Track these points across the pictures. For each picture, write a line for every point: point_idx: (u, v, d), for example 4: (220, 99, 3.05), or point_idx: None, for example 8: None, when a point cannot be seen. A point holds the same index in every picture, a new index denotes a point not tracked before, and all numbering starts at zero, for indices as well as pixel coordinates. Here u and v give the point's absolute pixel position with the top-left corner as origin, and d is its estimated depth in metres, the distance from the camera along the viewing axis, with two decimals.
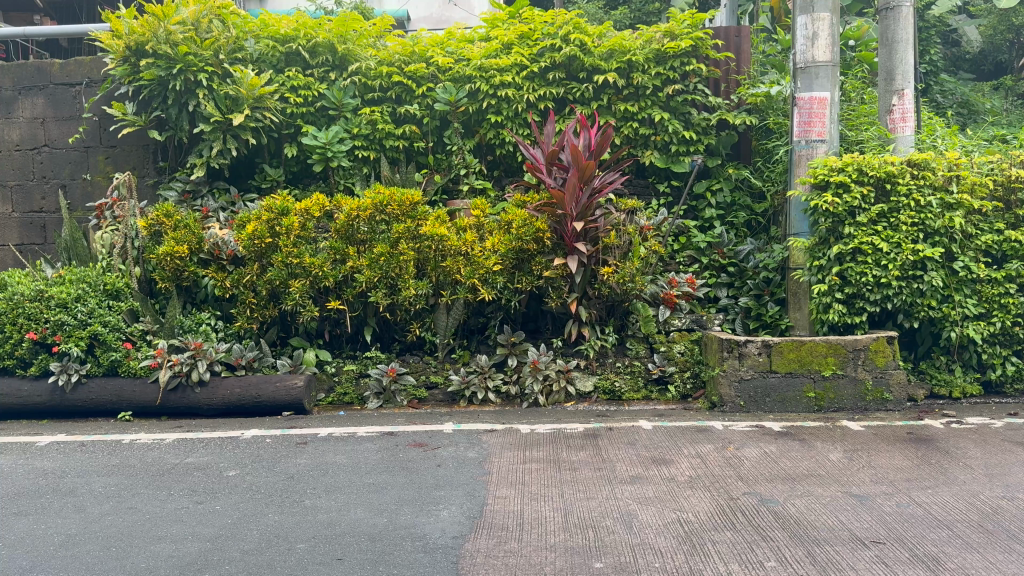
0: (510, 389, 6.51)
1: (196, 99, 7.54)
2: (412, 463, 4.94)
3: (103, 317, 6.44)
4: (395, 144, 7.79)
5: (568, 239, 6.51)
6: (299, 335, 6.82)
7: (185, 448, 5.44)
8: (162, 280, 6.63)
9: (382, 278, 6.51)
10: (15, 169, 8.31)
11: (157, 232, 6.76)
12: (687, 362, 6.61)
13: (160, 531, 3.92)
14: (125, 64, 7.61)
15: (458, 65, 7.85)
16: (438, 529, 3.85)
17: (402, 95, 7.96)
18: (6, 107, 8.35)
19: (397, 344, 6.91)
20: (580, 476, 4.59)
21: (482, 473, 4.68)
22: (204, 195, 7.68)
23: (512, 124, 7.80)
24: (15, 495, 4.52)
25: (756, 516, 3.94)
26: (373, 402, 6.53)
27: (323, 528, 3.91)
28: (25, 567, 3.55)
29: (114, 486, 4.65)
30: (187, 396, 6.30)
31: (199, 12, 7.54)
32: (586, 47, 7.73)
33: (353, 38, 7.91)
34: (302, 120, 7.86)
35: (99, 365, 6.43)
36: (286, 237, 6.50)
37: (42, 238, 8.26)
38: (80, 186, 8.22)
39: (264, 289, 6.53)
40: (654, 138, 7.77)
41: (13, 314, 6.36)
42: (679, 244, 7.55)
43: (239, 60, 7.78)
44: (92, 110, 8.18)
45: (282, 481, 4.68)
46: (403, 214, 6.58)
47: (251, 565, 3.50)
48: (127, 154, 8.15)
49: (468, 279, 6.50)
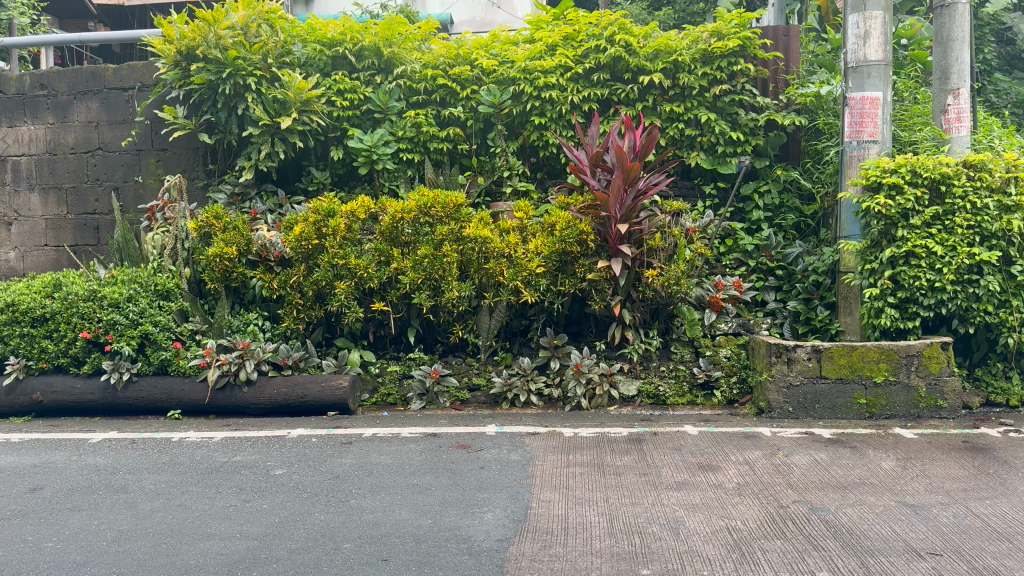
0: (553, 392, 6.47)
1: (245, 103, 7.61)
2: (455, 465, 4.94)
3: (154, 316, 6.53)
4: (439, 146, 7.82)
5: (611, 241, 6.45)
6: (344, 335, 6.88)
7: (232, 446, 5.51)
8: (211, 281, 6.74)
9: (426, 280, 6.54)
10: (70, 172, 8.53)
11: (206, 234, 6.88)
12: (733, 367, 6.49)
13: (208, 529, 3.97)
14: (176, 69, 7.73)
15: (502, 67, 7.84)
16: (483, 531, 3.83)
17: (446, 98, 7.97)
18: (63, 111, 8.57)
19: (440, 345, 6.94)
20: (625, 481, 4.55)
21: (526, 476, 4.66)
22: (253, 197, 7.78)
23: (556, 126, 7.77)
24: (69, 491, 4.62)
25: (806, 525, 3.86)
26: (416, 403, 6.56)
27: (368, 528, 3.92)
28: (79, 562, 3.61)
29: (165, 483, 4.72)
30: (234, 395, 6.40)
31: (248, 16, 7.56)
32: (631, 48, 7.65)
33: (399, 42, 7.97)
34: (348, 124, 7.92)
35: (149, 365, 6.53)
36: (333, 239, 6.57)
37: (95, 239, 8.47)
38: (132, 189, 8.39)
39: (310, 289, 6.61)
40: (700, 138, 7.70)
41: (68, 313, 6.54)
42: (725, 247, 7.43)
43: (287, 64, 7.89)
44: (143, 114, 8.31)
45: (328, 479, 4.71)
46: (446, 216, 6.57)
47: (298, 564, 3.52)
48: (178, 157, 8.28)
49: (511, 281, 6.50)
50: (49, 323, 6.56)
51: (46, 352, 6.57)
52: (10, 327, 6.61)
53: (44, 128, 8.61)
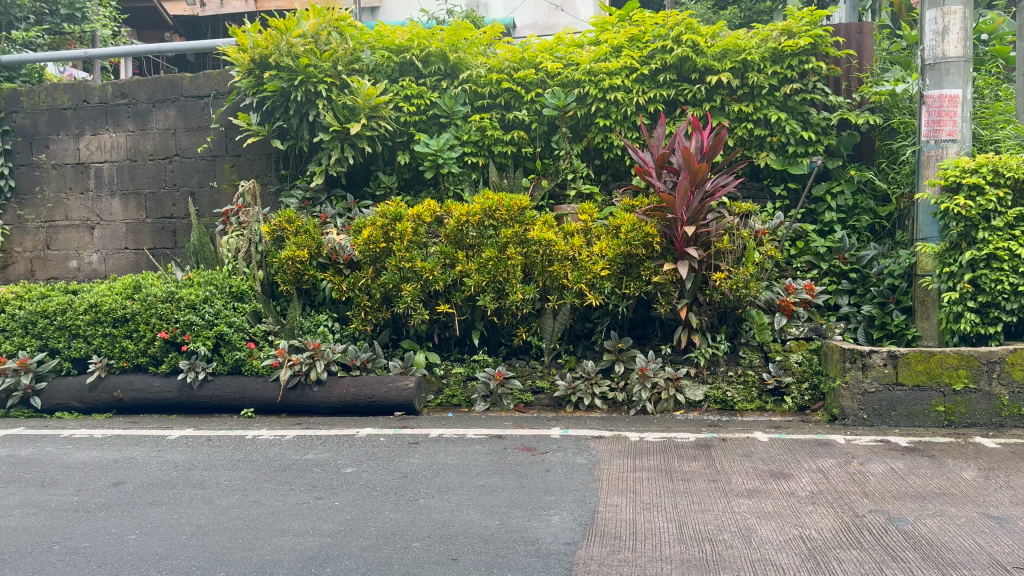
0: (618, 396, 6.43)
1: (316, 110, 7.78)
2: (521, 467, 4.96)
3: (229, 317, 6.72)
4: (503, 150, 7.87)
5: (678, 244, 6.36)
6: (410, 337, 6.97)
7: (303, 444, 5.64)
8: (283, 283, 6.93)
9: (490, 282, 6.58)
10: (149, 177, 8.85)
11: (279, 238, 7.05)
12: (805, 372, 6.39)
13: (283, 525, 4.06)
14: (250, 77, 7.95)
15: (567, 70, 7.84)
16: (551, 534, 3.83)
17: (511, 101, 8.01)
18: (143, 119, 8.89)
19: (504, 347, 6.96)
20: (693, 487, 4.50)
21: (592, 480, 4.65)
22: (323, 202, 7.94)
23: (621, 127, 7.72)
24: (150, 486, 4.80)
25: (884, 535, 3.75)
26: (480, 405, 6.60)
27: (437, 527, 3.96)
28: (161, 554, 3.74)
29: (240, 479, 4.86)
30: (305, 394, 6.55)
31: (318, 24, 7.78)
32: (699, 48, 7.57)
33: (465, 47, 8.05)
34: (414, 128, 8.04)
35: (224, 364, 6.71)
36: (400, 242, 6.66)
37: (172, 243, 8.77)
38: (208, 194, 8.66)
39: (378, 292, 6.72)
40: (771, 138, 7.55)
41: (147, 314, 6.78)
42: (796, 249, 7.29)
43: (356, 70, 8.02)
44: (218, 121, 8.56)
45: (396, 479, 4.78)
46: (511, 219, 6.61)
47: (369, 562, 3.57)
48: (252, 163, 8.51)
49: (575, 284, 6.48)
50: (129, 323, 6.84)
51: (127, 351, 6.83)
52: (94, 327, 6.91)
53: (124, 136, 8.94)
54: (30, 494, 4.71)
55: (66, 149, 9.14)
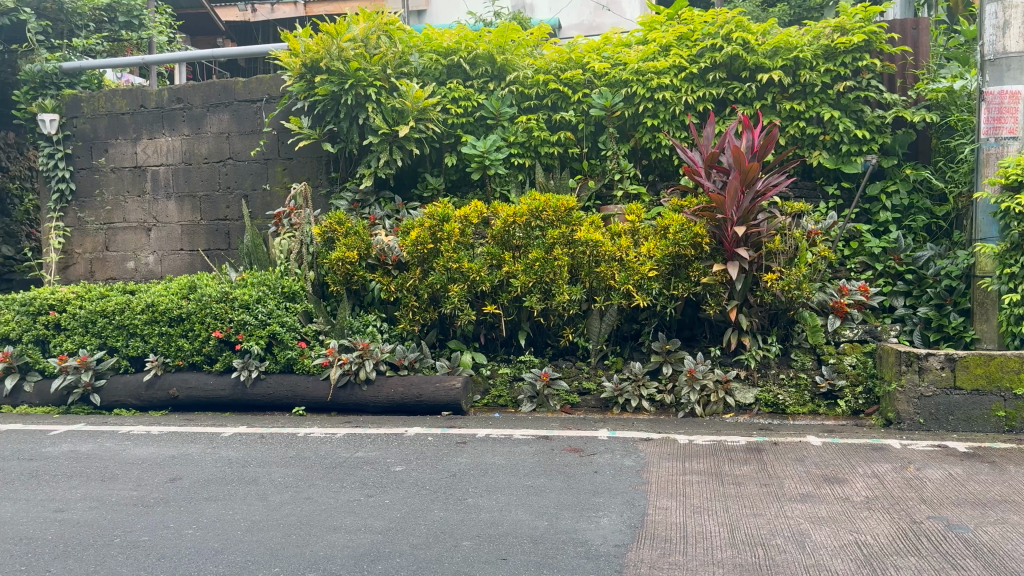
0: (665, 398, 6.38)
1: (365, 113, 7.87)
2: (569, 468, 4.96)
3: (281, 317, 6.84)
4: (550, 150, 7.87)
5: (727, 244, 6.30)
6: (456, 337, 7.02)
7: (353, 443, 5.71)
8: (334, 284, 7.06)
9: (537, 283, 6.58)
10: (204, 181, 9.06)
11: (329, 239, 7.23)
12: (859, 376, 6.25)
13: (335, 522, 4.13)
14: (301, 81, 8.07)
15: (614, 70, 7.80)
16: (601, 536, 3.83)
17: (558, 102, 8.02)
18: (197, 124, 9.09)
19: (550, 348, 6.96)
20: (745, 491, 4.45)
21: (641, 482, 4.62)
22: (372, 204, 8.03)
23: (669, 127, 7.66)
24: (206, 482, 4.91)
25: (943, 542, 3.67)
26: (527, 405, 6.61)
27: (486, 527, 3.98)
28: (217, 549, 3.82)
29: (293, 476, 4.95)
30: (355, 393, 6.63)
31: (368, 29, 7.86)
32: (749, 45, 7.49)
33: (512, 48, 8.05)
34: (461, 130, 8.09)
35: (276, 362, 6.83)
36: (447, 243, 6.72)
37: (226, 244, 8.97)
38: (261, 196, 8.83)
39: (425, 292, 6.79)
40: (823, 137, 7.42)
41: (202, 313, 6.94)
42: (850, 249, 7.15)
43: (404, 74, 8.12)
44: (270, 125, 8.72)
45: (445, 478, 4.82)
46: (558, 220, 6.62)
47: (420, 559, 3.61)
48: (303, 166, 8.66)
49: (622, 285, 6.46)
50: (185, 323, 7.00)
51: (182, 350, 7.00)
52: (151, 326, 7.10)
53: (180, 140, 9.15)
54: (91, 488, 4.85)
55: (124, 153, 9.39)
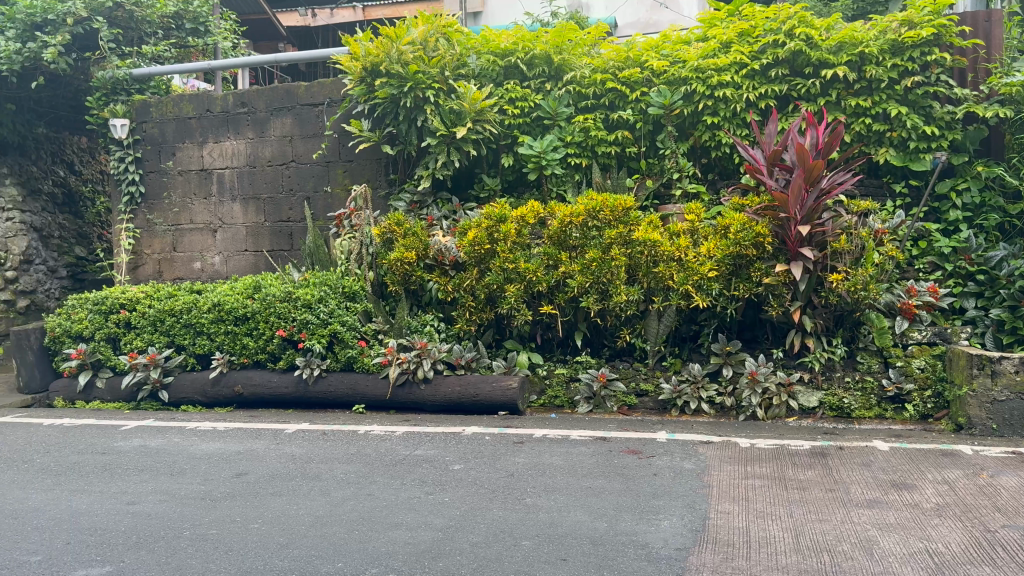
0: (725, 401, 6.29)
1: (424, 115, 7.97)
2: (628, 470, 4.93)
3: (342, 316, 6.96)
4: (607, 150, 7.83)
5: (791, 244, 6.21)
6: (513, 337, 7.05)
7: (412, 441, 5.78)
8: (392, 284, 7.15)
9: (594, 283, 6.56)
10: (267, 183, 9.27)
11: (388, 240, 7.29)
12: (928, 379, 6.08)
13: (396, 518, 4.19)
14: (362, 85, 8.18)
15: (673, 67, 7.74)
16: (661, 538, 3.80)
17: (616, 101, 7.99)
18: (261, 127, 9.30)
19: (607, 349, 6.93)
20: (809, 496, 4.37)
21: (702, 486, 4.57)
22: (430, 204, 8.11)
23: (730, 125, 7.57)
24: (271, 477, 5.03)
25: (1019, 552, 3.54)
26: (584, 406, 6.60)
27: (545, 527, 3.99)
28: (283, 543, 3.91)
29: (354, 473, 5.03)
30: (413, 391, 6.70)
31: (426, 31, 7.97)
32: (812, 41, 7.34)
33: (569, 48, 8.07)
34: (518, 131, 8.12)
35: (337, 361, 6.96)
36: (504, 244, 6.74)
37: (289, 245, 9.18)
38: (322, 198, 9.01)
39: (482, 293, 6.82)
40: (890, 134, 7.24)
41: (267, 312, 7.12)
42: (918, 249, 7.00)
43: (462, 75, 8.17)
44: (332, 128, 8.88)
45: (503, 477, 4.84)
46: (615, 220, 6.62)
47: (481, 557, 3.64)
48: (363, 168, 8.80)
49: (681, 286, 6.38)
50: (250, 322, 7.18)
51: (247, 348, 7.18)
52: (217, 324, 7.29)
53: (245, 143, 9.38)
54: (161, 482, 5.01)
55: (191, 156, 9.66)
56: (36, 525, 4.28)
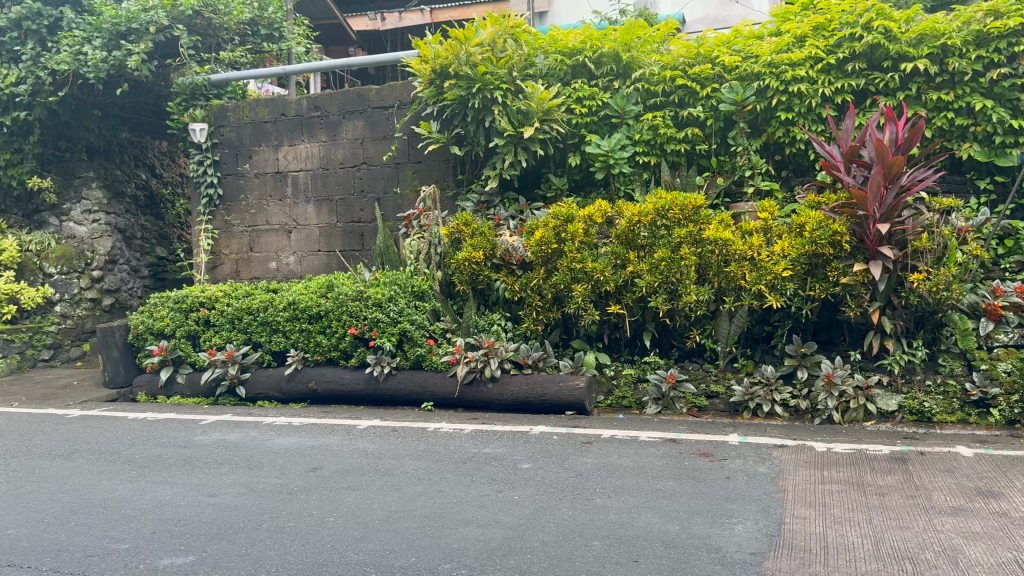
0: (800, 404, 6.15)
1: (491, 116, 8.01)
2: (699, 473, 4.87)
3: (411, 316, 7.06)
4: (677, 147, 7.74)
5: (869, 243, 6.06)
6: (580, 337, 7.03)
7: (480, 439, 5.82)
8: (460, 284, 7.22)
9: (663, 283, 6.49)
10: (339, 185, 9.46)
11: (456, 240, 7.37)
12: (1015, 383, 5.81)
13: (467, 515, 4.22)
14: (431, 87, 8.28)
15: (746, 63, 7.59)
16: (735, 543, 3.74)
17: (685, 98, 7.87)
18: (334, 130, 9.49)
19: (676, 350, 6.83)
20: (889, 502, 4.24)
21: (777, 490, 4.48)
22: (497, 204, 8.15)
23: (805, 121, 7.42)
24: (345, 472, 5.13)
25: None
26: (652, 407, 6.53)
27: (616, 528, 3.97)
28: (358, 537, 3.99)
29: (425, 469, 5.10)
30: (481, 390, 6.75)
31: (494, 33, 8.00)
32: (891, 33, 7.14)
33: (637, 45, 8.00)
34: (586, 130, 8.09)
35: (407, 359, 7.07)
36: (572, 244, 6.75)
37: (359, 245, 9.36)
38: (392, 200, 9.16)
39: (549, 292, 6.84)
40: (974, 129, 6.99)
41: (339, 311, 7.25)
42: (1004, 249, 6.77)
43: (530, 76, 8.20)
44: (402, 130, 9.00)
45: (572, 477, 4.84)
46: (685, 219, 6.54)
47: (552, 556, 3.65)
48: (432, 169, 8.89)
49: (754, 285, 6.27)
50: (323, 320, 7.34)
51: (321, 346, 7.34)
52: (292, 322, 7.48)
53: (318, 146, 9.59)
54: (240, 475, 5.16)
55: (267, 159, 9.92)
56: (124, 514, 4.46)
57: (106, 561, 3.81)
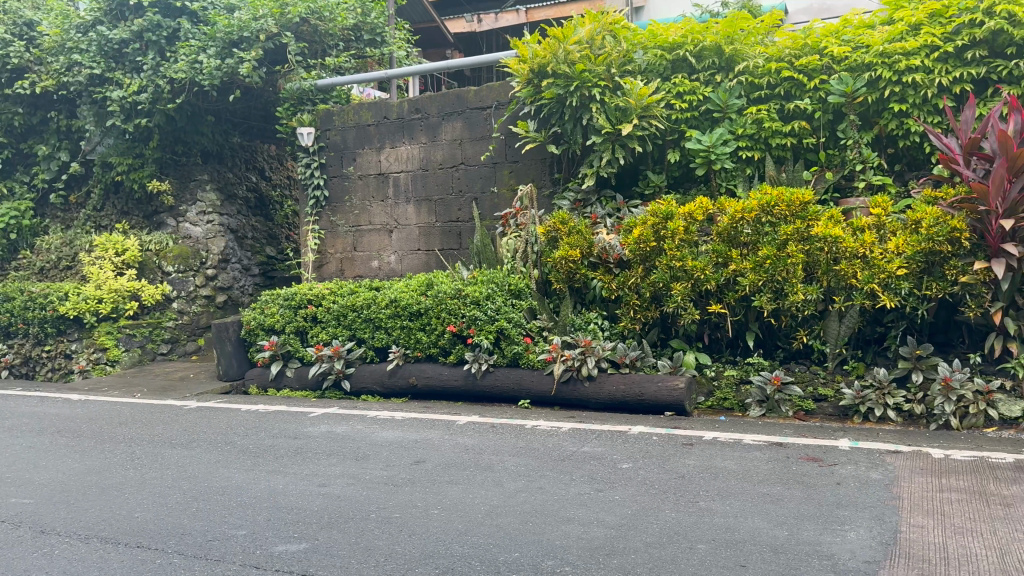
0: (915, 408, 5.89)
1: (589, 113, 7.98)
2: (808, 478, 4.72)
3: (508, 313, 7.12)
4: (782, 141, 7.49)
5: (992, 239, 5.76)
6: (679, 337, 6.93)
7: (579, 437, 5.82)
8: (556, 281, 7.25)
9: (768, 282, 6.33)
10: (438, 185, 9.63)
11: (553, 239, 7.39)
12: None
13: (568, 513, 4.23)
14: (529, 86, 8.32)
15: (856, 53, 7.34)
16: (848, 550, 3.61)
17: (792, 90, 7.63)
18: (434, 132, 9.66)
19: (781, 351, 6.67)
20: (1016, 514, 4.00)
21: (891, 498, 4.30)
22: (594, 203, 8.13)
23: (920, 112, 7.09)
24: (447, 465, 5.22)
25: None
26: (755, 409, 6.35)
27: (722, 532, 3.90)
28: (462, 530, 4.05)
29: (525, 466, 5.13)
30: (577, 389, 6.74)
31: (593, 30, 7.98)
32: (1016, 18, 6.73)
33: (741, 38, 7.77)
34: (686, 125, 7.95)
35: (504, 356, 7.13)
36: (671, 241, 6.65)
37: (457, 244, 9.50)
38: (489, 199, 9.25)
39: (648, 290, 6.76)
40: None
41: (438, 309, 7.40)
42: None
43: (628, 72, 8.12)
44: (499, 130, 9.08)
45: (674, 478, 4.78)
46: (792, 215, 6.33)
47: (656, 558, 3.61)
48: (529, 168, 8.93)
49: (865, 284, 6.03)
50: (423, 317, 7.51)
51: (421, 342, 7.49)
52: (394, 319, 7.68)
53: (418, 147, 9.79)
54: (348, 466, 5.32)
55: (370, 161, 10.18)
56: (240, 501, 4.68)
57: (226, 545, 4.00)
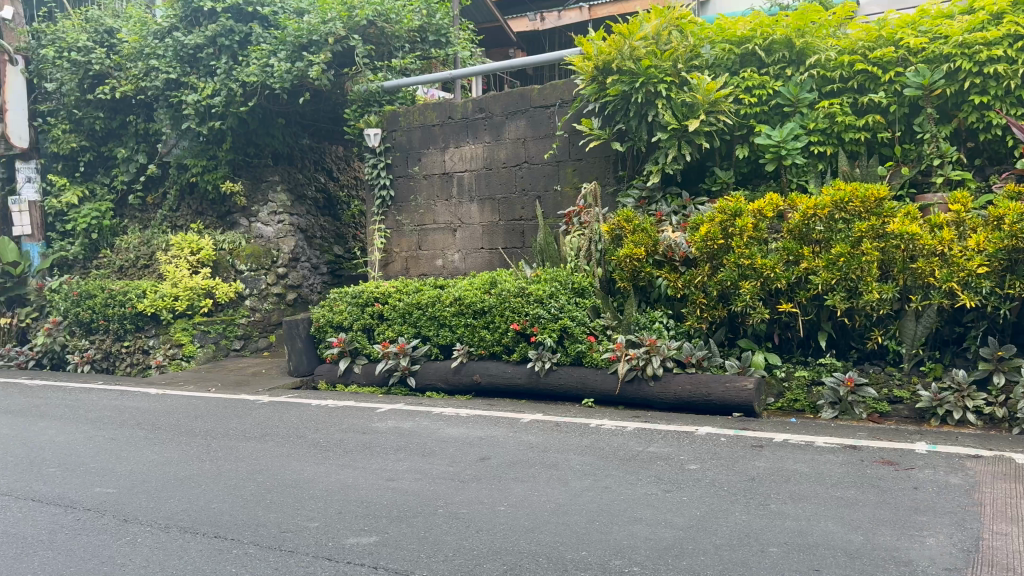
0: (996, 412, 5.66)
1: (655, 109, 7.92)
2: (883, 482, 4.60)
3: (572, 312, 7.13)
4: (856, 136, 7.31)
5: None
6: (747, 336, 6.82)
7: (644, 437, 5.77)
8: (621, 280, 7.23)
9: (841, 280, 6.20)
10: (502, 184, 9.67)
11: (618, 236, 7.36)
12: None
13: (635, 513, 4.21)
14: (594, 84, 8.30)
15: (934, 44, 7.11)
16: (927, 557, 3.51)
17: (866, 84, 7.43)
18: (498, 131, 9.70)
19: (855, 351, 6.51)
20: None
21: (972, 503, 4.15)
22: (659, 200, 8.04)
23: (1002, 104, 6.85)
24: (513, 463, 5.25)
25: None
26: (827, 412, 6.17)
27: (794, 536, 3.83)
28: (528, 527, 4.07)
29: (591, 465, 5.13)
30: (642, 388, 6.68)
31: (659, 26, 7.92)
32: None
33: (812, 30, 7.64)
34: (755, 120, 7.82)
35: (568, 355, 7.12)
36: (739, 238, 6.56)
37: (521, 243, 9.55)
38: (553, 197, 9.26)
39: (715, 289, 6.68)
40: None
41: (502, 308, 7.44)
42: None
43: (695, 67, 8.00)
44: (563, 128, 9.08)
45: (744, 480, 4.71)
46: (866, 211, 6.19)
47: (726, 560, 3.57)
48: (592, 166, 8.91)
49: (944, 283, 5.85)
50: (488, 315, 7.57)
51: (485, 340, 7.54)
52: (458, 317, 7.76)
53: (482, 147, 9.84)
54: (415, 461, 5.40)
55: (434, 161, 10.29)
56: (312, 494, 4.79)
57: (299, 537, 4.10)
